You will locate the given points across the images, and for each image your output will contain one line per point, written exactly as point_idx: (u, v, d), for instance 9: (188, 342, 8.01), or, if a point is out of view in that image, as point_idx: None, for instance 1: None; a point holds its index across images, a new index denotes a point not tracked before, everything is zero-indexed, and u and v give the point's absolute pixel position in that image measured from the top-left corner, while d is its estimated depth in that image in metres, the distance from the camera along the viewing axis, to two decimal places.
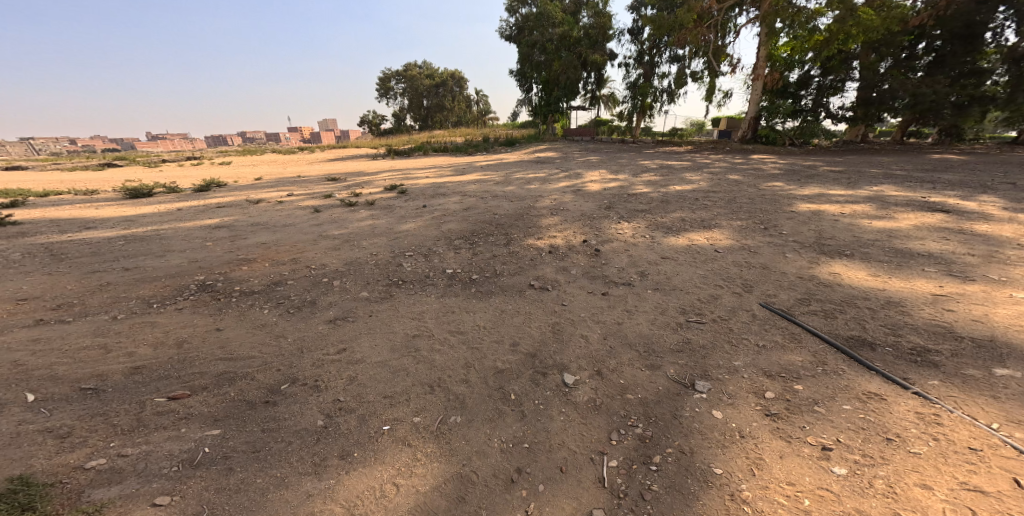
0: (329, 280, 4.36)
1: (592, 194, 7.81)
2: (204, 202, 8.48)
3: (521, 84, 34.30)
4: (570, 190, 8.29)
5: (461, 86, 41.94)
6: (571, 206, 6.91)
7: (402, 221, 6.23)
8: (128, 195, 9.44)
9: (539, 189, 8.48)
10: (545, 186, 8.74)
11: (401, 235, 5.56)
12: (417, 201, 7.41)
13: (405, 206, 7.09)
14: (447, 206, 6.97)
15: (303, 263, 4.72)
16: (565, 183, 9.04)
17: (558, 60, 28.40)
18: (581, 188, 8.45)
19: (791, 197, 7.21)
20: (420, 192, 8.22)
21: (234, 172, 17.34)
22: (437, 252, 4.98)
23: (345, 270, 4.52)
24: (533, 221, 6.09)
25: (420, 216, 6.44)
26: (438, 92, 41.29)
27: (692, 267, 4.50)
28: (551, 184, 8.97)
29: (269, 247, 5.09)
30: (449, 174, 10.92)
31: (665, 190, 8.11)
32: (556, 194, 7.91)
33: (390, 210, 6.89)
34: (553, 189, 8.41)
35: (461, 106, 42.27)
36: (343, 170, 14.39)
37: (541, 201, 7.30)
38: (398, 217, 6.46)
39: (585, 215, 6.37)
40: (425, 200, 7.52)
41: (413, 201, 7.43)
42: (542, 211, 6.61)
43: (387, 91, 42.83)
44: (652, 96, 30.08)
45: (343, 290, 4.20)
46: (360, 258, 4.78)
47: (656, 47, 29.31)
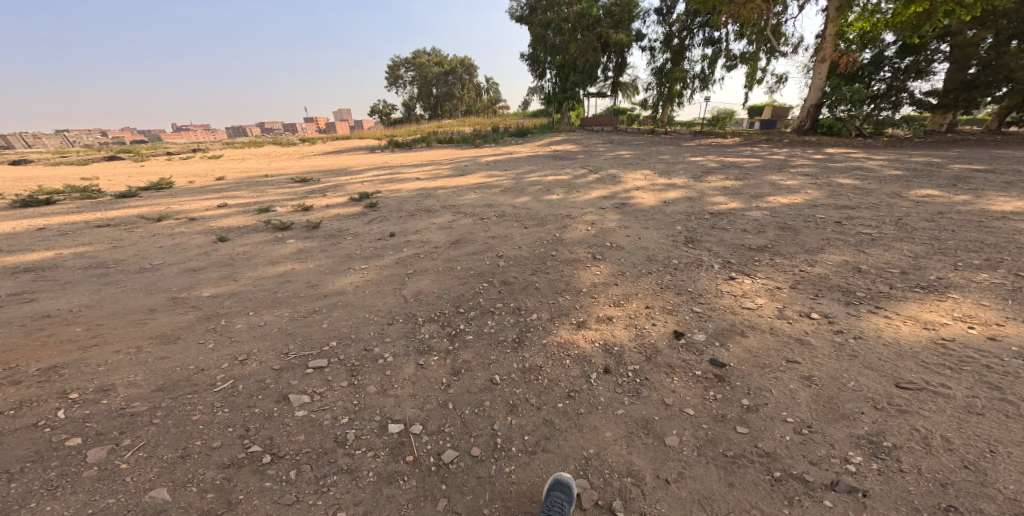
0: (71, 448, 1.92)
1: (648, 209, 5.20)
2: (92, 213, 6.05)
3: (535, 71, 31.21)
4: (615, 201, 5.69)
5: (471, 74, 39.07)
6: (625, 234, 4.32)
7: (344, 264, 3.68)
8: (15, 202, 7.11)
9: (567, 201, 5.87)
10: (576, 195, 6.15)
11: (331, 303, 3.12)
12: (386, 221, 4.89)
13: (362, 230, 4.59)
14: (426, 233, 4.47)
15: (61, 386, 2.26)
16: (604, 190, 6.41)
17: (575, 43, 25.34)
18: (630, 198, 5.81)
19: (994, 213, 4.38)
20: (396, 204, 5.72)
21: (207, 168, 15.09)
22: (389, 368, 2.59)
23: (130, 417, 2.12)
24: (566, 270, 3.56)
25: (380, 253, 3.93)
26: (447, 80, 38.38)
27: (1012, 424, 1.91)
28: (584, 191, 6.37)
29: (24, 331, 2.62)
30: (445, 174, 8.29)
31: (763, 200, 5.35)
32: (593, 210, 5.32)
33: (336, 237, 4.40)
34: (588, 201, 5.80)
35: (472, 96, 39.44)
36: (321, 167, 11.90)
37: (574, 225, 4.74)
38: (342, 254, 3.92)
39: (654, 253, 3.78)
40: (397, 218, 5.01)
41: (377, 221, 4.92)
42: (579, 249, 3.99)
43: (395, 80, 40.16)
44: (683, 82, 26.68)
45: (107, 479, 1.81)
46: (179, 379, 2.39)
47: (687, 28, 25.79)
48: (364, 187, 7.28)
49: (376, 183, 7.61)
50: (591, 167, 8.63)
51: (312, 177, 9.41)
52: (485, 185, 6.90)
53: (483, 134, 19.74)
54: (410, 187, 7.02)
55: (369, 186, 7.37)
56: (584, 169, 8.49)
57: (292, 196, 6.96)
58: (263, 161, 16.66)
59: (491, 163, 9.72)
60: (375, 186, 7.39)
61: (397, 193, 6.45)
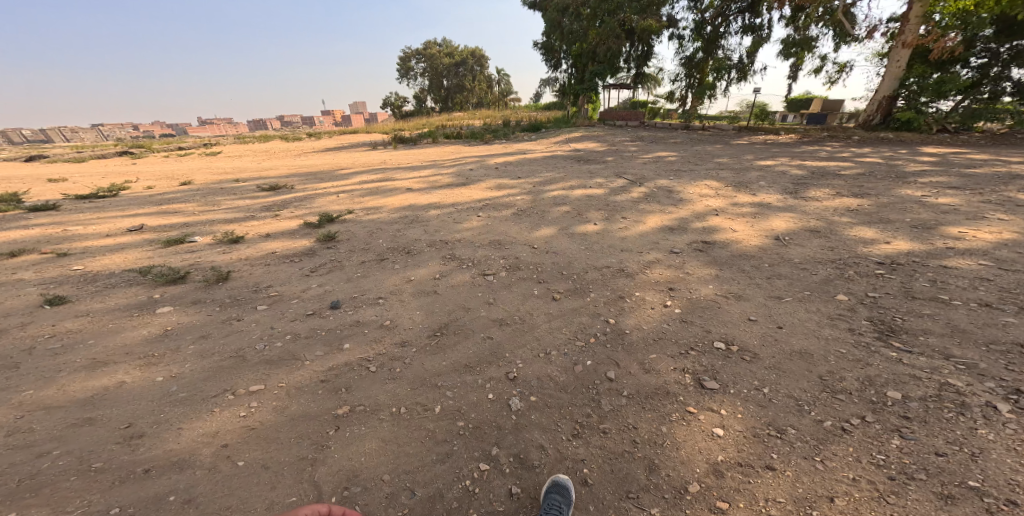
0: None
1: (741, 254, 3.41)
2: None
3: (549, 59, 29.25)
4: (683, 232, 3.88)
5: (482, 65, 37.18)
6: (738, 311, 2.74)
7: (206, 384, 2.28)
8: None
9: (609, 230, 4.10)
10: (621, 218, 4.36)
11: (142, 502, 1.64)
12: (336, 274, 3.27)
13: (288, 290, 3.06)
14: (399, 309, 2.88)
15: None
16: (657, 207, 4.61)
17: (595, 30, 22.98)
18: (704, 226, 3.98)
19: None
20: (366, 234, 4.07)
21: (189, 166, 13.65)
22: None
23: None
24: (640, 429, 1.96)
25: (297, 355, 2.51)
26: (458, 72, 36.61)
27: None
28: (632, 211, 4.55)
29: None
30: (443, 181, 6.54)
31: (921, 233, 3.48)
32: (654, 250, 3.54)
33: (234, 304, 2.89)
34: (642, 230, 4.00)
35: (483, 87, 37.59)
36: (305, 168, 10.27)
37: (635, 291, 2.99)
38: (220, 355, 2.47)
39: (819, 378, 2.20)
40: (356, 268, 3.37)
41: (322, 270, 3.32)
42: (639, 358, 2.40)
43: (406, 72, 38.43)
44: (717, 73, 24.14)
45: None
46: None
47: (722, 14, 23.01)
48: (336, 200, 5.62)
49: (354, 195, 5.91)
50: (627, 173, 6.76)
51: (285, 181, 7.79)
52: (491, 201, 5.16)
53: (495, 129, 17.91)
54: (394, 202, 5.34)
55: (342, 199, 5.70)
56: (620, 174, 6.65)
57: (242, 211, 5.37)
58: (255, 158, 15.28)
59: (502, 166, 7.92)
60: (351, 198, 5.73)
61: (374, 214, 4.78)
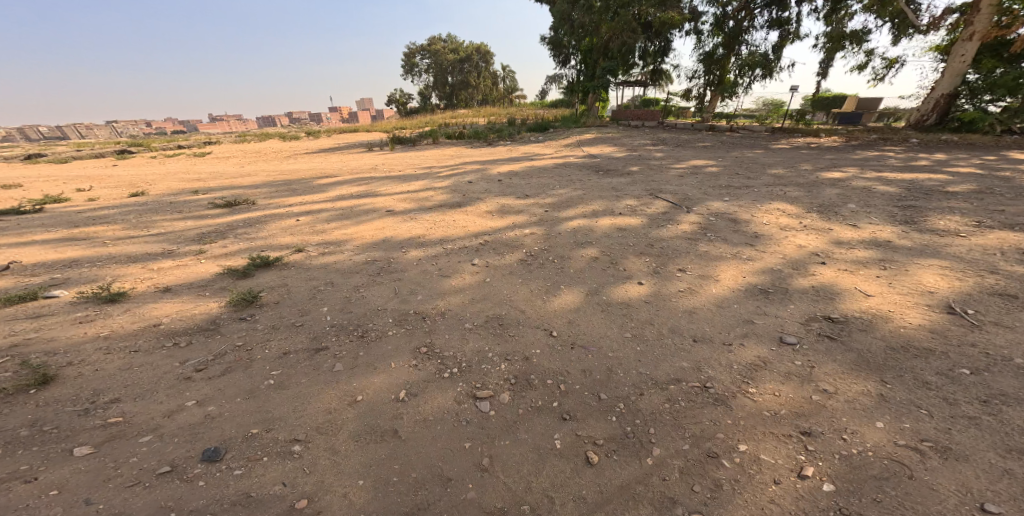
0: None
1: (894, 345, 2.25)
2: None
3: (558, 56, 27.90)
4: (788, 300, 2.72)
5: (487, 61, 35.87)
6: (951, 491, 1.54)
7: None
8: None
9: (664, 293, 2.94)
10: (680, 268, 3.19)
11: None
12: (234, 384, 2.22)
13: (139, 414, 1.98)
14: (327, 480, 1.75)
15: None
16: (727, 250, 3.41)
17: (608, 23, 21.46)
18: (814, 286, 2.82)
19: None
20: (294, 301, 2.90)
21: (169, 168, 12.61)
22: None
23: None
24: None
25: None
26: (463, 68, 35.30)
27: None
28: (689, 258, 3.32)
29: None
30: (434, 199, 5.28)
31: None
32: (752, 341, 2.43)
33: (25, 445, 1.77)
34: (724, 294, 2.86)
35: (489, 84, 36.21)
36: (284, 175, 9.10)
37: (743, 444, 1.86)
38: None
39: None
40: (268, 368, 2.34)
41: (214, 375, 2.25)
42: None
43: (411, 69, 37.25)
44: (740, 71, 22.54)
45: None
46: None
47: (746, 8, 21.35)
48: (291, 228, 4.37)
49: (318, 218, 4.68)
50: (665, 189, 5.45)
51: (250, 193, 6.56)
52: (490, 235, 3.95)
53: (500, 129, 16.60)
54: (365, 234, 4.10)
55: (301, 225, 4.45)
56: (654, 191, 5.37)
57: (168, 237, 4.14)
58: (241, 159, 14.20)
59: (508, 177, 6.64)
60: (311, 224, 4.48)
61: (328, 257, 3.56)
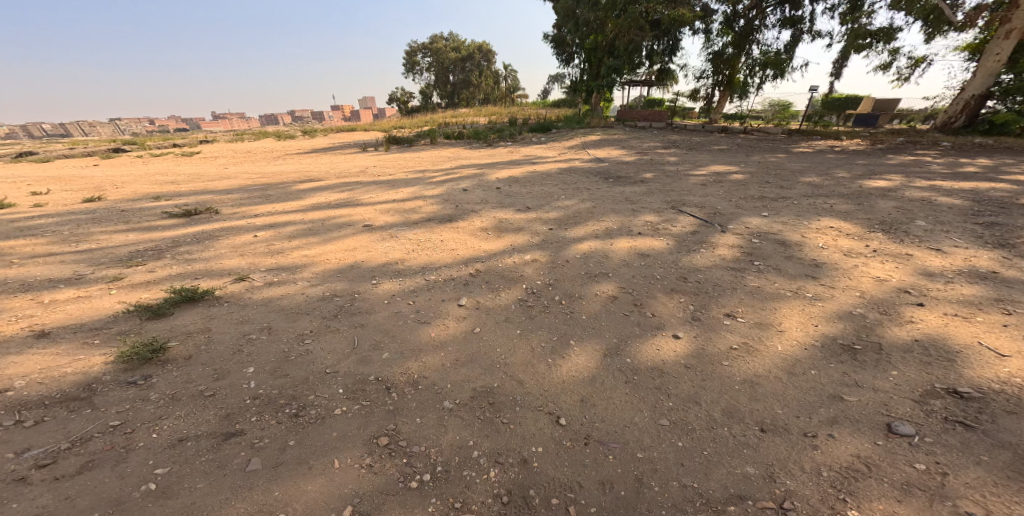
0: None
1: None
2: None
3: (561, 55, 27.16)
4: (889, 365, 2.11)
5: (489, 60, 35.07)
6: None
7: None
8: None
9: (709, 353, 2.37)
10: (726, 313, 2.60)
11: None
12: (95, 490, 1.61)
13: None
14: None
15: None
16: (783, 284, 2.81)
17: (613, 20, 20.71)
18: (919, 341, 2.22)
19: None
20: (207, 358, 2.32)
21: (151, 168, 11.99)
22: None
23: None
24: None
25: None
26: (464, 67, 34.60)
27: None
28: (735, 300, 2.71)
29: None
30: (418, 210, 4.59)
31: None
32: (847, 431, 1.81)
33: None
34: (799, 350, 2.28)
35: (490, 83, 35.49)
36: (265, 177, 8.44)
37: None
38: None
39: None
40: (156, 463, 1.74)
41: (61, 475, 1.65)
42: None
43: (411, 67, 36.59)
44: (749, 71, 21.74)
45: None
46: None
47: (756, 5, 20.54)
48: (242, 246, 3.68)
49: (280, 233, 4.00)
50: (686, 200, 4.76)
51: (218, 198, 5.90)
52: (483, 262, 3.26)
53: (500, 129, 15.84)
54: (329, 258, 3.38)
55: (255, 243, 3.75)
56: (676, 203, 4.66)
57: (91, 256, 3.46)
58: (228, 158, 13.46)
59: (507, 183, 5.95)
60: (268, 242, 3.78)
61: (269, 289, 2.96)
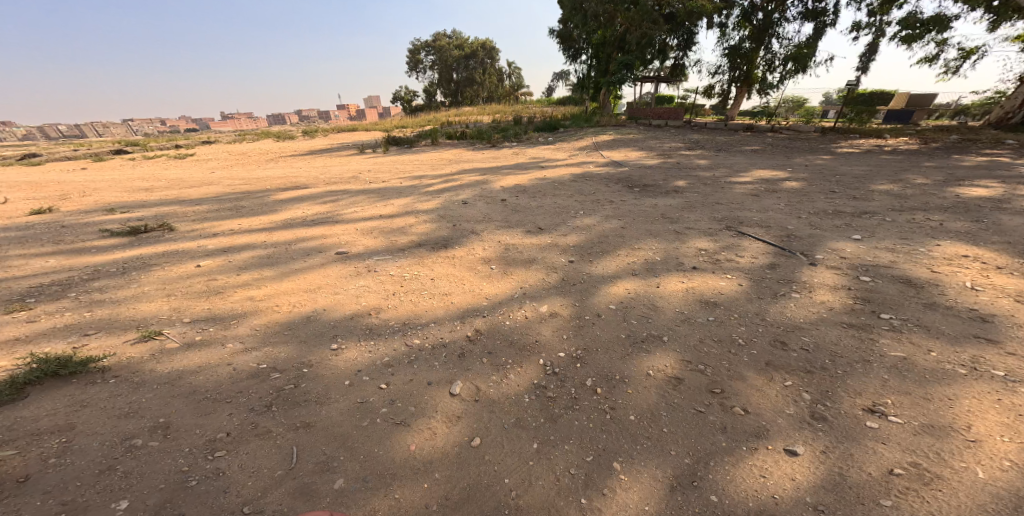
0: None
1: None
2: None
3: (568, 50, 26.11)
4: None
5: (493, 58, 34.11)
6: None
7: None
8: None
9: (854, 484, 1.59)
10: (869, 406, 1.88)
11: None
12: None
13: None
14: None
15: None
16: (945, 355, 2.07)
17: (624, 13, 19.62)
18: None
19: None
20: (58, 480, 1.52)
21: (128, 171, 11.15)
22: None
23: None
24: None
25: None
26: (469, 65, 33.69)
27: None
28: (876, 384, 1.99)
29: None
30: (404, 232, 3.80)
31: None
32: None
33: None
34: (1017, 480, 1.50)
35: (495, 81, 34.47)
36: (243, 182, 7.61)
37: None
38: None
39: None
40: None
41: None
42: None
43: (415, 65, 35.62)
44: (769, 66, 20.54)
45: None
46: None
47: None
48: (171, 284, 2.84)
49: (227, 261, 3.21)
50: (739, 217, 3.90)
51: (180, 209, 5.10)
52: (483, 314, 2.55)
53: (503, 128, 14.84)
54: (277, 305, 2.64)
55: (186, 280, 2.90)
56: (728, 221, 3.80)
57: None
58: (211, 161, 12.59)
59: (517, 193, 5.10)
60: (210, 276, 2.96)
61: (186, 355, 2.18)
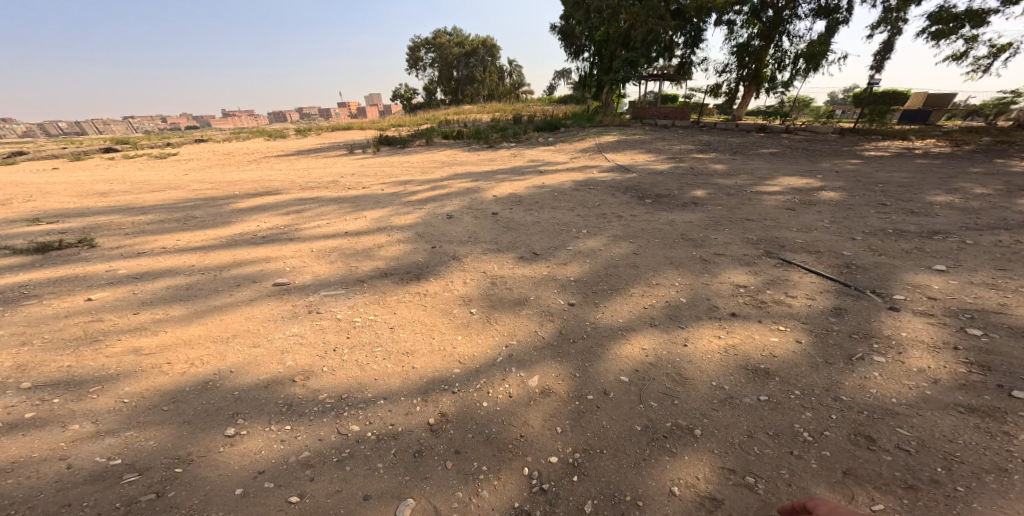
0: None
1: None
2: None
3: (569, 47, 25.39)
4: None
5: (494, 54, 33.38)
6: None
7: None
8: None
9: None
10: None
11: None
12: None
13: None
14: None
15: None
16: None
17: (627, 8, 18.91)
18: None
19: None
20: None
21: (101, 170, 10.57)
22: None
23: None
24: None
25: None
26: (469, 62, 32.97)
27: None
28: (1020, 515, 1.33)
29: None
30: (364, 256, 3.19)
31: None
32: None
33: None
34: None
35: (495, 79, 33.77)
36: (213, 185, 7.00)
37: None
38: None
39: None
40: None
41: None
42: None
43: (415, 62, 34.89)
44: (778, 64, 19.77)
45: None
46: None
47: None
48: (35, 328, 2.30)
49: (130, 293, 2.70)
50: (775, 237, 3.25)
51: (120, 218, 4.51)
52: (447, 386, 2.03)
53: (501, 127, 14.07)
54: (167, 362, 2.16)
55: (57, 323, 2.35)
56: (764, 243, 3.16)
57: None
58: (192, 161, 11.92)
59: (506, 203, 4.47)
60: (93, 316, 2.44)
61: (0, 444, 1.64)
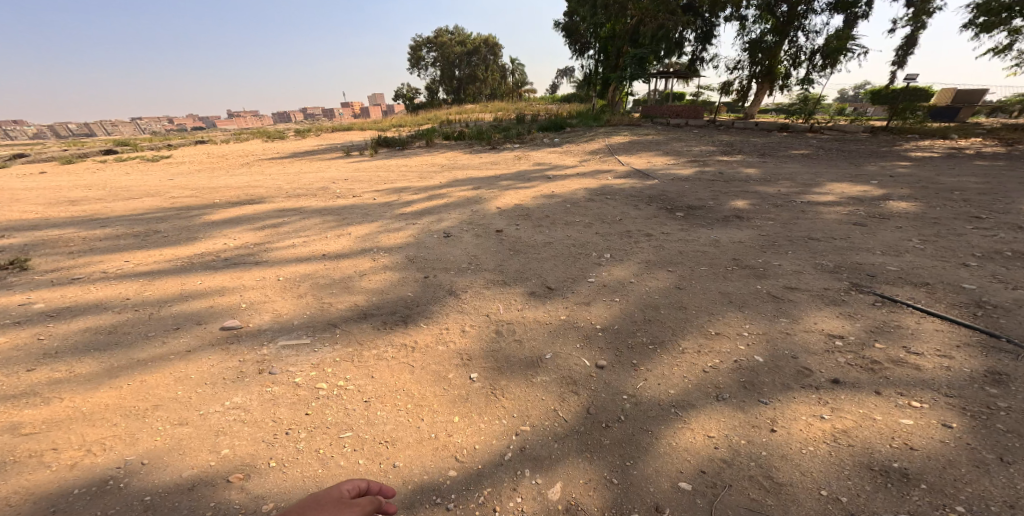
0: None
1: None
2: None
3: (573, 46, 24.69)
4: None
5: (494, 52, 32.80)
6: None
7: None
8: None
9: None
10: None
11: None
12: None
13: None
14: None
15: None
16: None
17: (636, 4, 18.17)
18: None
19: None
20: None
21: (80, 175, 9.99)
22: None
23: None
24: None
25: None
26: (470, 61, 32.42)
27: None
28: None
29: None
30: (336, 290, 2.58)
31: None
32: None
33: None
34: None
35: (496, 78, 33.27)
36: (189, 193, 6.42)
37: None
38: None
39: None
40: None
41: None
42: None
43: (416, 62, 34.36)
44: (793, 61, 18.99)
45: None
46: None
47: None
48: None
49: (36, 346, 2.12)
50: (858, 262, 2.61)
51: (66, 234, 3.92)
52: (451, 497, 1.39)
53: (505, 127, 13.41)
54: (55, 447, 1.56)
55: None
56: (845, 270, 2.52)
57: None
58: (181, 164, 11.36)
59: (513, 217, 3.84)
60: None
61: None
